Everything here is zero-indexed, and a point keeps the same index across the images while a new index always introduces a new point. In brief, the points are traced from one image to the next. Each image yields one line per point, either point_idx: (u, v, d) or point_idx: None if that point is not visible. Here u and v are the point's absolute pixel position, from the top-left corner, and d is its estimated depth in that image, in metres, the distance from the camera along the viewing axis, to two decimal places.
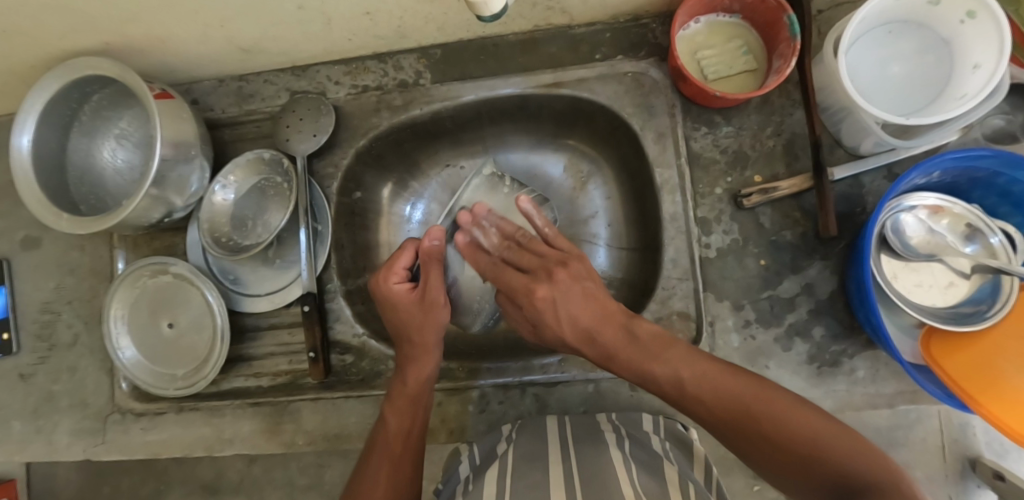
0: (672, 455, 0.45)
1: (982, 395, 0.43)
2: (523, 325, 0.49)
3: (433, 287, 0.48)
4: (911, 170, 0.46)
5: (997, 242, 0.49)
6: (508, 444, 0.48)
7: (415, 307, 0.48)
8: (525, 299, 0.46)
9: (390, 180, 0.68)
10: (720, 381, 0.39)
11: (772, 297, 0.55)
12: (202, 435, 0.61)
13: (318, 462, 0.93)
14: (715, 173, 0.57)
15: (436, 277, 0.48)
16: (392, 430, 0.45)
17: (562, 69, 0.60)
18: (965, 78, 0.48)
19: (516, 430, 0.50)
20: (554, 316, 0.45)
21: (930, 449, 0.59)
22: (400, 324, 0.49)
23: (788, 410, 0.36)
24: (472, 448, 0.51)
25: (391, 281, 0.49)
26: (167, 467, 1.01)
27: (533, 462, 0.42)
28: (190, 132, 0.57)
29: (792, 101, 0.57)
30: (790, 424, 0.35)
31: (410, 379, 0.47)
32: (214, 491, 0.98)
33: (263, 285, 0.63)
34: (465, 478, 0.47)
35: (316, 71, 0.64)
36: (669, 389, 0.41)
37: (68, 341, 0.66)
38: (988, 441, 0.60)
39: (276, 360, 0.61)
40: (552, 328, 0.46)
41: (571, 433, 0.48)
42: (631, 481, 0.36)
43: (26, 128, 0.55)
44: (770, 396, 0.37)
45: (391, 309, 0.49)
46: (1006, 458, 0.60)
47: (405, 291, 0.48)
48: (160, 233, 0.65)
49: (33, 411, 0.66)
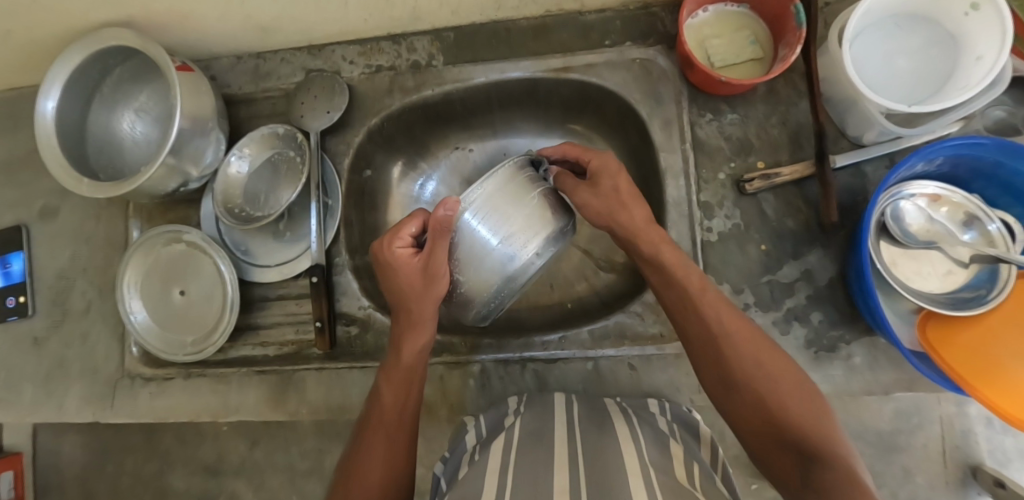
0: (679, 436, 0.46)
1: (977, 379, 0.44)
2: (578, 187, 0.47)
3: (439, 257, 0.43)
4: (909, 156, 0.47)
5: (995, 230, 0.50)
6: (515, 417, 0.49)
7: (418, 276, 0.45)
8: (591, 156, 0.47)
9: (399, 159, 0.70)
10: (731, 323, 0.39)
11: (771, 282, 0.56)
12: (207, 402, 0.62)
13: (319, 447, 0.95)
14: (719, 160, 0.58)
15: (445, 250, 0.42)
16: (388, 407, 0.45)
17: (572, 54, 0.61)
18: (968, 70, 0.49)
19: (523, 404, 0.51)
20: (618, 173, 0.46)
21: (931, 453, 0.64)
22: (400, 288, 0.46)
23: (783, 367, 0.37)
24: (477, 420, 0.52)
25: (396, 245, 0.45)
26: (171, 447, 1.04)
27: (539, 438, 0.42)
28: (207, 105, 0.58)
29: (798, 92, 0.58)
30: (779, 382, 0.36)
31: (405, 354, 0.47)
32: (216, 472, 1.01)
33: (273, 256, 0.63)
34: (471, 448, 0.48)
35: (331, 51, 0.66)
36: (690, 287, 0.41)
37: (81, 308, 0.67)
38: (991, 450, 0.62)
39: (282, 330, 0.62)
40: (610, 178, 0.46)
41: (575, 412, 0.49)
42: (638, 460, 0.37)
43: (51, 94, 0.57)
44: (769, 351, 0.38)
45: (392, 274, 0.46)
46: (1008, 467, 0.62)
47: (407, 260, 0.45)
48: (175, 205, 0.67)
49: (44, 375, 0.67)
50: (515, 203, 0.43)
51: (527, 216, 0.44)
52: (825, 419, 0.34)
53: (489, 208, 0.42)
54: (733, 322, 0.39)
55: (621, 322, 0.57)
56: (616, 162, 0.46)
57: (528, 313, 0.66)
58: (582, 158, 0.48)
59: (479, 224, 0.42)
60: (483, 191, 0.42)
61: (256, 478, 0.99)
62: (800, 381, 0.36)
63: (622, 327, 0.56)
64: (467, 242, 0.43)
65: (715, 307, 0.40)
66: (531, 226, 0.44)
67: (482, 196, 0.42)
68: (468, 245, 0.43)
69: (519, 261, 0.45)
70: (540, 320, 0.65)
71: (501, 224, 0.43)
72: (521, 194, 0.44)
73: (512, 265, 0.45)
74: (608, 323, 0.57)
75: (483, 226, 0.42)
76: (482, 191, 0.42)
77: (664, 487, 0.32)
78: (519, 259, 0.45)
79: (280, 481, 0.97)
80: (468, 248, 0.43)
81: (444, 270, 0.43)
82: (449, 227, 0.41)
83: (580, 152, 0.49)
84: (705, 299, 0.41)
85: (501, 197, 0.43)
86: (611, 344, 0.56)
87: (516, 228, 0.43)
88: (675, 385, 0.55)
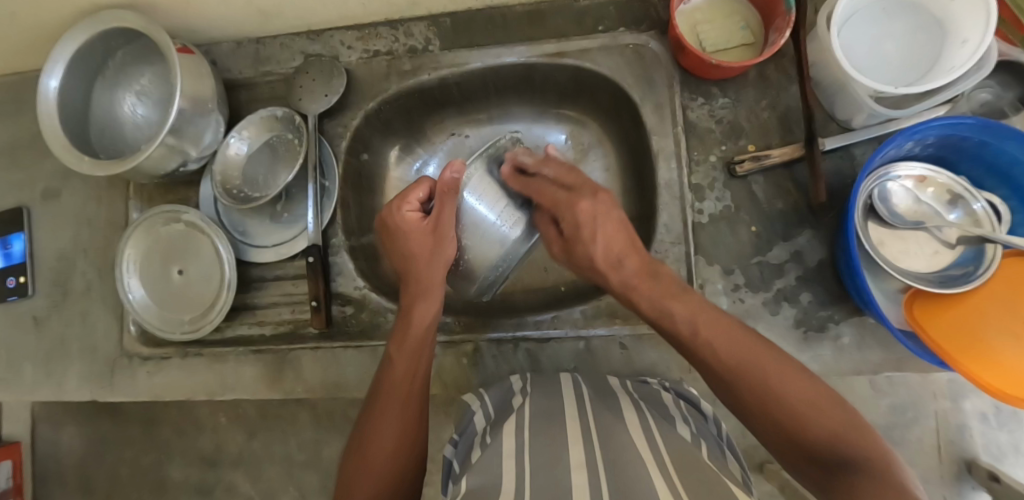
0: (690, 418, 0.45)
1: (961, 354, 0.46)
2: (555, 240, 0.48)
3: (446, 220, 0.45)
4: (896, 136, 0.48)
5: (980, 208, 0.51)
6: (523, 397, 0.47)
7: (424, 235, 0.47)
8: (564, 213, 0.45)
9: (396, 143, 0.71)
10: (724, 328, 0.37)
11: (761, 263, 0.57)
12: (205, 380, 0.63)
13: (317, 438, 0.96)
14: (710, 143, 0.59)
15: (452, 212, 0.45)
16: (399, 374, 0.45)
17: (566, 40, 0.62)
18: (954, 53, 0.50)
19: (529, 383, 0.49)
20: (592, 236, 0.44)
21: (927, 447, 0.69)
22: (408, 252, 0.48)
23: (801, 381, 0.34)
24: (483, 399, 0.50)
25: (404, 209, 0.49)
26: (170, 438, 1.05)
27: (544, 412, 0.41)
28: (208, 88, 0.59)
29: (788, 76, 0.59)
30: (797, 397, 0.33)
31: (415, 324, 0.47)
32: (215, 463, 1.02)
33: (270, 237, 0.64)
34: (482, 430, 0.45)
35: (330, 36, 0.67)
36: (680, 331, 0.38)
37: (81, 288, 0.68)
38: (986, 445, 0.67)
39: (278, 309, 0.63)
40: (585, 244, 0.44)
41: (585, 393, 0.46)
42: (652, 444, 0.34)
43: (54, 73, 0.58)
44: (780, 366, 0.35)
45: (400, 238, 0.49)
46: (1005, 462, 0.67)
47: (415, 221, 0.48)
48: (175, 186, 0.68)
49: (43, 355, 0.68)
50: (510, 178, 0.48)
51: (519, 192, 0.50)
52: (858, 432, 0.31)
53: (487, 182, 0.47)
54: (734, 345, 0.36)
55: (613, 302, 0.58)
56: (595, 208, 0.44)
57: (521, 296, 0.67)
58: (557, 210, 0.45)
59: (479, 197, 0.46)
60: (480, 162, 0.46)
61: (254, 469, 1.00)
62: (822, 393, 0.34)
63: (613, 307, 0.57)
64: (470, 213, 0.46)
65: (708, 334, 0.37)
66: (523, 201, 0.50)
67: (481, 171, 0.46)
68: (471, 217, 0.47)
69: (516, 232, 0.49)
70: (532, 302, 0.66)
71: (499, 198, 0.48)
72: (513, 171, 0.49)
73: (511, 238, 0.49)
74: (599, 302, 0.58)
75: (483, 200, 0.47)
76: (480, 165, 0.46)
77: (676, 457, 0.32)
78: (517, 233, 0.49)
79: (277, 472, 0.98)
80: (471, 219, 0.47)
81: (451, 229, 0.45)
82: (456, 188, 0.44)
83: (555, 204, 0.45)
84: (700, 326, 0.38)
85: (496, 172, 0.47)
86: (602, 323, 0.57)
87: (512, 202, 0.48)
88: (665, 362, 0.57)
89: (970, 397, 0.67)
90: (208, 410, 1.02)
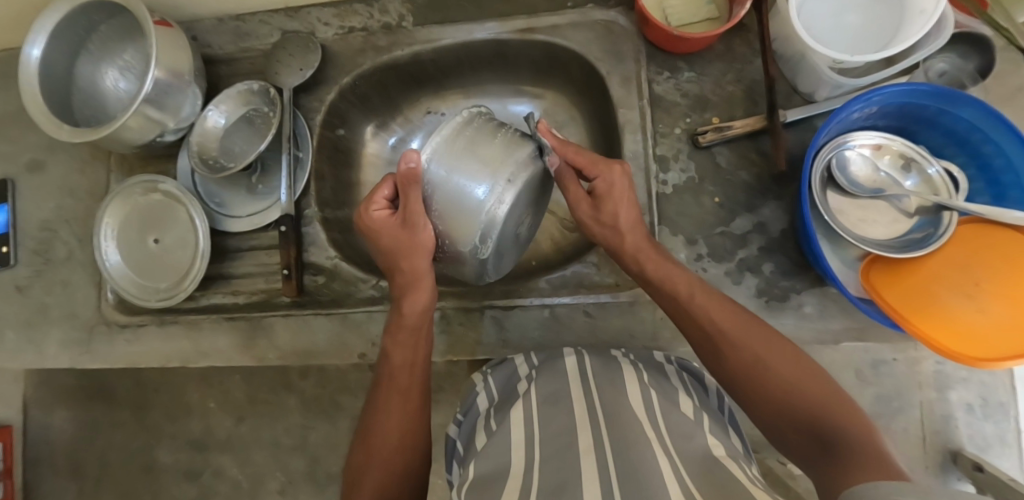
0: (689, 387, 0.43)
1: (916, 319, 0.46)
2: (582, 202, 0.48)
3: (414, 211, 0.41)
4: (851, 103, 0.48)
5: (936, 174, 0.52)
6: (528, 384, 0.42)
7: (398, 230, 0.44)
8: (597, 175, 0.46)
9: (372, 120, 0.72)
10: (734, 325, 0.41)
11: (724, 233, 0.57)
12: (180, 348, 0.64)
13: (304, 423, 0.97)
14: (676, 115, 0.60)
15: (418, 200, 0.40)
16: (399, 362, 0.47)
17: (537, 16, 0.63)
18: (913, 23, 0.51)
19: (537, 363, 0.45)
20: (624, 196, 0.46)
21: (911, 439, 0.61)
22: (389, 250, 0.46)
23: (787, 356, 0.39)
24: (486, 378, 0.48)
25: (373, 210, 0.45)
26: (160, 423, 1.05)
27: (550, 395, 0.38)
28: (186, 61, 0.60)
29: (752, 50, 0.60)
30: (780, 368, 0.38)
31: (408, 312, 0.47)
32: (203, 447, 1.02)
33: (245, 208, 0.66)
34: (484, 412, 0.44)
35: (307, 12, 0.68)
36: (680, 293, 0.44)
37: (63, 257, 0.70)
38: (971, 435, 0.60)
39: (253, 279, 0.64)
40: (614, 203, 0.46)
41: (590, 367, 0.42)
42: (654, 427, 0.32)
43: (37, 42, 0.59)
44: (769, 342, 0.40)
45: (378, 238, 0.46)
46: (989, 453, 0.60)
47: (387, 216, 0.45)
48: (155, 158, 0.69)
49: (25, 322, 0.69)
50: (474, 147, 0.40)
51: (486, 157, 0.40)
52: (837, 403, 0.35)
53: (450, 158, 0.40)
54: (727, 321, 0.42)
55: (579, 272, 0.60)
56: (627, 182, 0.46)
57: None
58: (590, 171, 0.46)
59: (445, 174, 0.39)
60: (433, 147, 0.40)
61: (241, 454, 1.01)
62: (805, 367, 0.38)
63: (579, 276, 0.60)
64: (439, 194, 0.40)
65: (701, 302, 0.43)
66: (494, 161, 0.40)
67: (438, 147, 0.40)
68: (443, 199, 0.40)
69: (494, 196, 0.39)
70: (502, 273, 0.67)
71: (460, 167, 0.39)
72: (482, 139, 0.40)
73: (487, 206, 0.39)
74: (565, 273, 0.60)
75: (445, 175, 0.39)
76: (437, 142, 0.40)
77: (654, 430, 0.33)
78: (490, 198, 0.39)
79: (264, 457, 0.99)
80: (441, 200, 0.40)
81: (422, 220, 0.41)
82: (415, 179, 0.39)
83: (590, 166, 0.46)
84: (697, 303, 0.43)
85: (457, 147, 0.40)
86: (568, 292, 0.59)
87: (478, 169, 0.39)
88: (629, 330, 0.57)
89: (955, 387, 0.61)
90: (196, 396, 1.03)
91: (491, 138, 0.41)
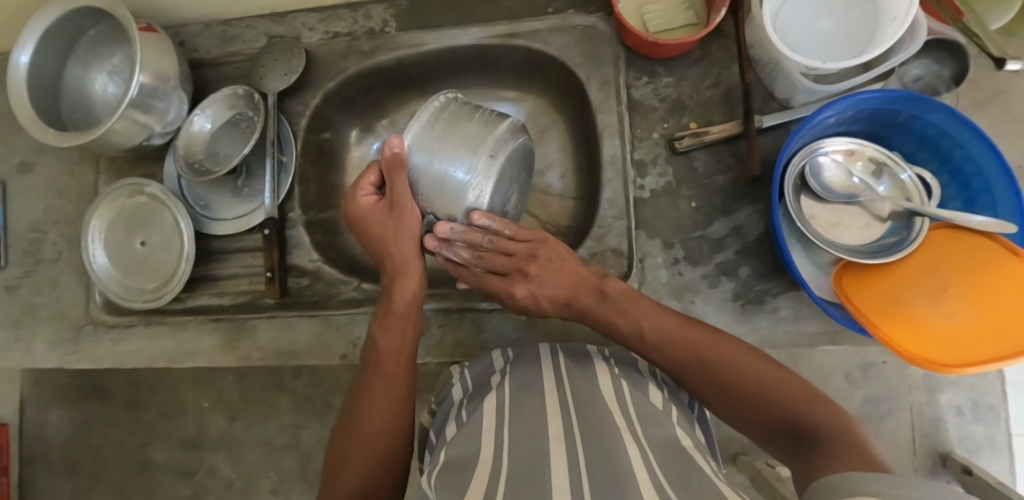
0: (663, 384, 0.43)
1: (885, 322, 0.46)
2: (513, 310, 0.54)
3: (401, 194, 0.45)
4: (824, 109, 0.49)
5: (908, 179, 0.53)
6: (501, 377, 0.42)
7: (385, 215, 0.48)
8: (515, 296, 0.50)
9: (357, 125, 0.73)
10: (699, 339, 0.42)
11: (701, 237, 0.58)
12: (166, 348, 0.65)
13: (296, 423, 0.98)
14: (653, 119, 0.60)
15: (404, 184, 0.45)
16: (385, 350, 0.47)
17: (518, 21, 0.64)
18: (886, 29, 0.51)
19: (512, 357, 0.44)
20: (546, 293, 0.49)
21: (901, 442, 0.60)
22: (376, 236, 0.49)
23: (759, 363, 0.39)
24: (463, 370, 0.47)
25: (360, 196, 0.49)
26: (153, 421, 1.05)
27: (524, 385, 0.38)
28: (171, 65, 0.61)
29: (730, 56, 0.60)
30: (751, 376, 0.38)
31: (398, 299, 0.48)
32: (195, 445, 1.03)
33: (231, 211, 0.67)
34: (458, 403, 0.43)
35: (293, 18, 0.69)
36: (630, 338, 0.45)
37: (52, 257, 0.71)
38: (961, 437, 0.59)
39: (238, 281, 0.65)
40: (540, 309, 0.51)
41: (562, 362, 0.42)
42: (623, 417, 0.33)
43: (25, 49, 0.60)
44: (739, 351, 0.40)
45: (363, 225, 0.50)
46: (979, 456, 0.59)
47: (373, 204, 0.49)
48: (143, 161, 0.70)
49: (15, 321, 0.70)
50: (452, 130, 0.44)
51: (464, 138, 0.44)
52: (813, 402, 0.35)
53: (430, 142, 0.44)
54: (687, 343, 0.42)
55: None
56: (539, 284, 0.49)
57: None
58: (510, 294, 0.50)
59: (427, 157, 0.44)
60: (414, 135, 0.44)
61: (233, 451, 1.01)
62: (776, 372, 0.38)
63: None
64: (424, 176, 0.45)
65: (654, 336, 0.43)
66: (471, 141, 0.44)
67: (419, 134, 0.44)
68: (428, 180, 0.45)
69: (475, 173, 0.43)
70: None
71: (440, 150, 0.44)
72: (458, 122, 0.45)
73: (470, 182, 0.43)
74: None
75: (428, 158, 0.44)
76: (416, 129, 0.44)
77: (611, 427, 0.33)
78: (472, 176, 0.43)
79: (256, 455, 1.00)
80: (427, 181, 0.45)
81: (408, 202, 0.46)
82: (399, 164, 0.43)
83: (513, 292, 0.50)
84: (655, 332, 0.43)
85: (436, 131, 0.44)
86: None
87: (458, 149, 0.43)
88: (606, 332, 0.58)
89: (946, 390, 0.60)
90: (189, 395, 1.03)
91: (468, 121, 0.45)
